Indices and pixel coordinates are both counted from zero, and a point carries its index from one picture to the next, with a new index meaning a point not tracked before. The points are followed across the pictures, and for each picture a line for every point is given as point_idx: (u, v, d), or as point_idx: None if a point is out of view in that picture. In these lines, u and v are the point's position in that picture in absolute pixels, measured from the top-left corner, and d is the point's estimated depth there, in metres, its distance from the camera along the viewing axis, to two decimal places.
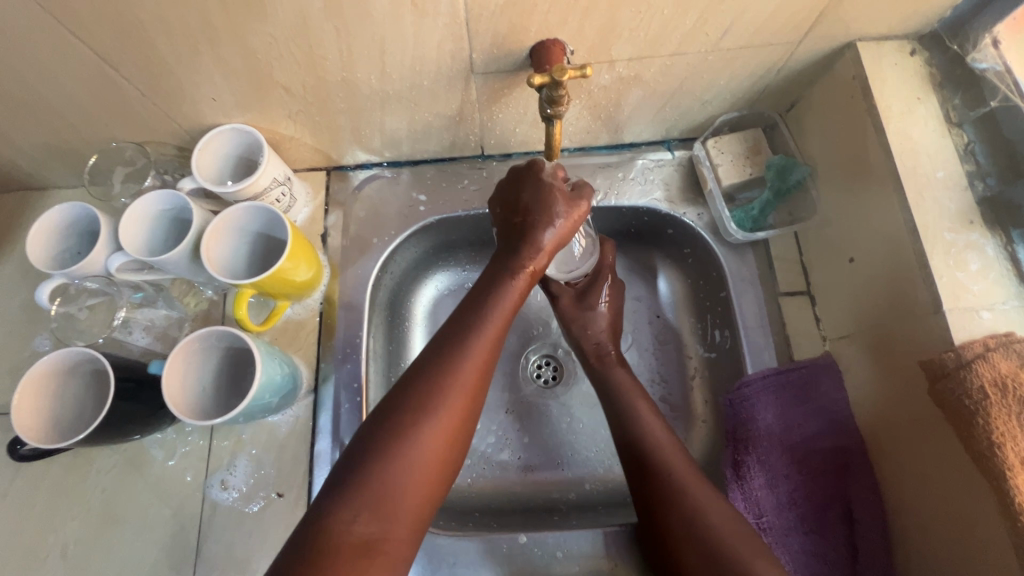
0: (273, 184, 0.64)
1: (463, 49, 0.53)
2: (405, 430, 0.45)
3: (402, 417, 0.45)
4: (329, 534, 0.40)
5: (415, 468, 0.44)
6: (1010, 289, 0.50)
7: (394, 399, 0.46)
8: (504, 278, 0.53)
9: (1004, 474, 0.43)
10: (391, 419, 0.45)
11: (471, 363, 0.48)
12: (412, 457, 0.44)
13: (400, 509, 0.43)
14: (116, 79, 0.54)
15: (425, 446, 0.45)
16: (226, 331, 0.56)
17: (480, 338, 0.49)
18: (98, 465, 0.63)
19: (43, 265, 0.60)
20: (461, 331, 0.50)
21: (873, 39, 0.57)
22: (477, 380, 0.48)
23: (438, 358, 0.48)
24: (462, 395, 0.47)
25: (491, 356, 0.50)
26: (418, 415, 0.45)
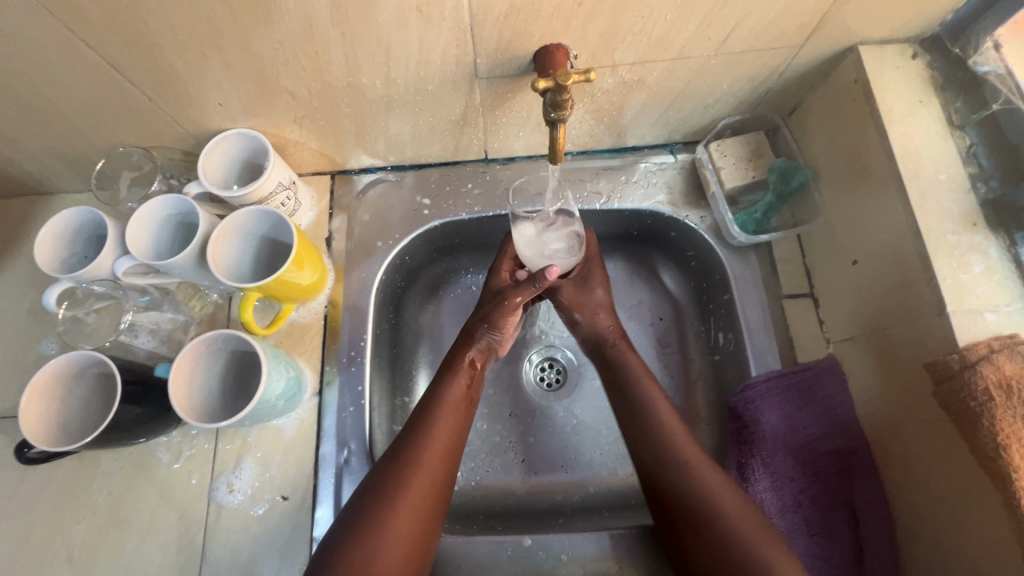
0: (278, 188, 0.64)
1: (467, 54, 0.54)
2: (372, 518, 0.50)
3: (373, 501, 0.51)
4: None
5: (389, 552, 0.49)
6: (1014, 291, 0.50)
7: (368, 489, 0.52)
8: (450, 374, 0.62)
9: (1010, 476, 0.43)
10: (363, 507, 0.51)
11: (434, 449, 0.55)
12: (386, 542, 0.49)
13: None
14: (124, 84, 0.55)
15: (398, 526, 0.50)
16: (232, 334, 0.56)
17: (440, 426, 0.57)
18: (103, 468, 0.63)
19: (51, 268, 0.60)
20: (421, 419, 0.57)
21: (874, 42, 0.58)
22: (441, 464, 0.55)
23: (398, 444, 0.55)
24: (425, 477, 0.54)
25: (452, 442, 0.57)
26: (382, 499, 0.51)
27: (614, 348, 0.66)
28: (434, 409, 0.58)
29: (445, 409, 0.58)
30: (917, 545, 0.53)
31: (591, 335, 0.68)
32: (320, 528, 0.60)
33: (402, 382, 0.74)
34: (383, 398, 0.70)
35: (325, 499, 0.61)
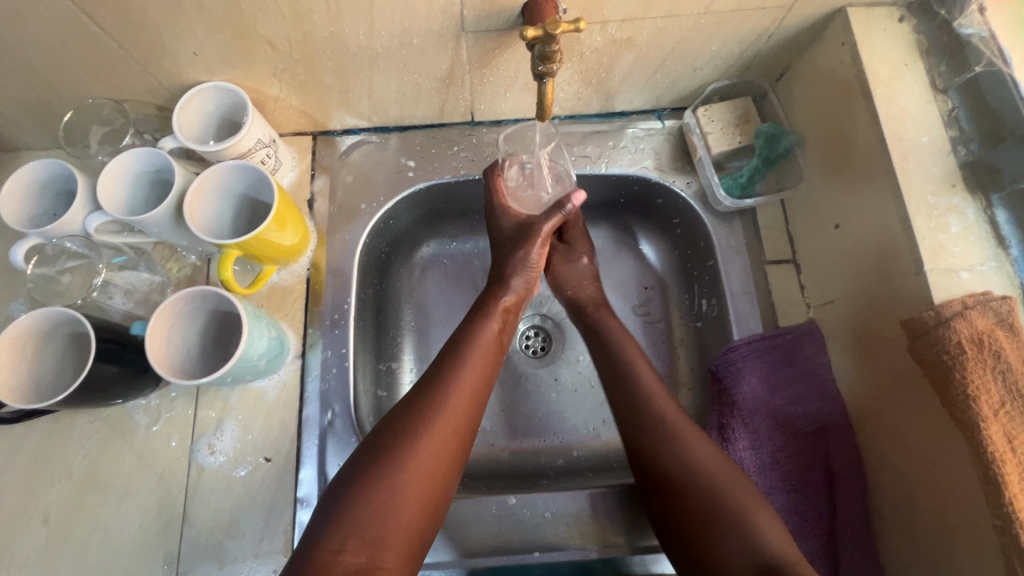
0: (258, 145, 0.63)
1: (454, 5, 0.52)
2: (381, 472, 0.48)
3: (393, 435, 0.50)
4: (320, 561, 0.43)
5: (401, 493, 0.47)
6: (989, 251, 0.51)
7: (385, 429, 0.51)
8: (484, 319, 0.60)
9: (979, 426, 0.44)
10: (366, 463, 0.48)
11: (461, 391, 0.53)
12: (402, 481, 0.48)
13: (388, 533, 0.46)
14: (91, 29, 0.52)
15: (415, 466, 0.48)
16: (211, 291, 0.55)
17: (468, 369, 0.55)
18: (79, 431, 0.61)
19: (17, 222, 0.58)
20: (447, 361, 0.55)
21: (863, 4, 0.58)
22: (466, 409, 0.53)
23: (426, 382, 0.54)
24: (453, 419, 0.52)
25: (479, 388, 0.55)
26: (392, 453, 0.49)
27: (592, 314, 0.67)
28: (463, 351, 0.56)
29: (440, 425, 0.51)
30: (892, 510, 0.54)
31: (573, 300, 0.70)
32: (305, 489, 0.60)
33: (387, 347, 0.74)
34: (367, 362, 0.70)
35: (309, 461, 0.61)
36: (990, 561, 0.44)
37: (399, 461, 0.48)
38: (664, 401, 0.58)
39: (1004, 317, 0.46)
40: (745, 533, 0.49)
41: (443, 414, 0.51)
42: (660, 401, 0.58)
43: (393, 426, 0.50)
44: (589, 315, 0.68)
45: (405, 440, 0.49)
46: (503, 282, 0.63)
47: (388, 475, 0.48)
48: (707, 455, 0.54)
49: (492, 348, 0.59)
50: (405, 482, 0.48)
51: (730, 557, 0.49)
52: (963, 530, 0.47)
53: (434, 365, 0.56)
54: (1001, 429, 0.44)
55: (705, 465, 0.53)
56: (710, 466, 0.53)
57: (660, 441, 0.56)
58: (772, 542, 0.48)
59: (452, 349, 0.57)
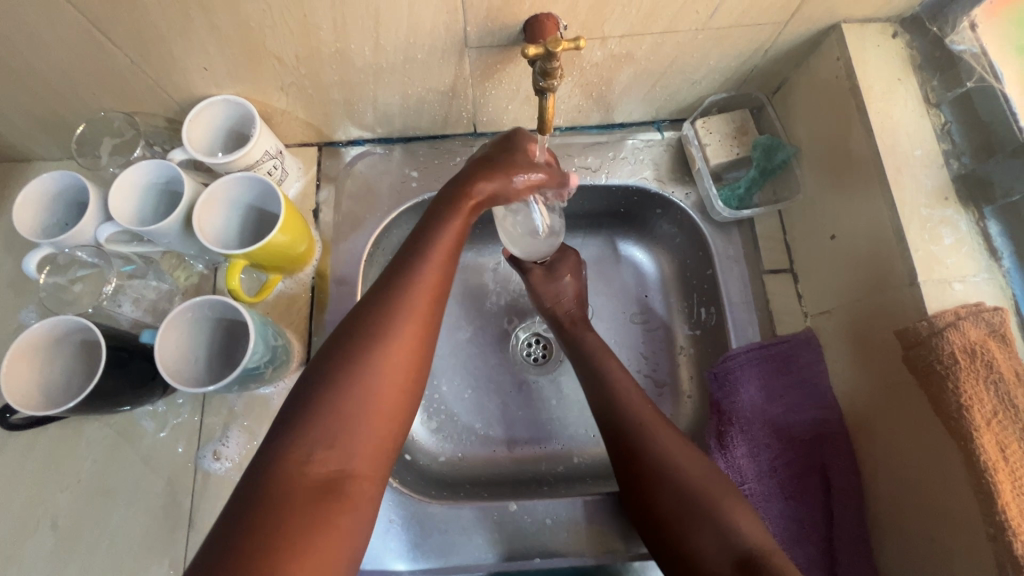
0: (265, 157, 0.64)
1: (458, 22, 0.54)
2: (343, 377, 0.44)
3: (355, 338, 0.45)
4: (287, 471, 0.40)
5: (367, 402, 0.44)
6: (982, 263, 0.52)
7: (345, 331, 0.46)
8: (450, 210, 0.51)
9: (971, 435, 0.45)
10: (327, 367, 0.44)
11: (423, 292, 0.48)
12: (367, 385, 0.44)
13: (355, 442, 0.43)
14: (105, 45, 0.53)
15: (379, 369, 0.44)
16: (219, 300, 0.56)
17: (431, 265, 0.49)
18: (88, 437, 0.63)
19: (30, 232, 0.59)
20: (408, 255, 0.50)
21: (857, 20, 0.59)
22: (428, 309, 0.48)
23: (387, 280, 0.48)
24: (416, 318, 0.47)
25: (442, 286, 0.50)
26: (353, 355, 0.44)
27: (572, 328, 0.70)
28: (426, 249, 0.50)
29: (400, 332, 0.46)
30: (888, 518, 0.55)
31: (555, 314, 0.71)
32: None
33: None
34: None
35: None
36: (982, 567, 0.45)
37: (362, 365, 0.44)
38: (640, 402, 0.61)
39: (996, 328, 0.47)
40: (718, 526, 0.50)
41: (407, 312, 0.47)
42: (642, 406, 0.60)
43: (353, 326, 0.46)
44: (566, 330, 0.70)
45: (363, 348, 0.45)
46: (505, 174, 0.53)
47: (353, 379, 0.44)
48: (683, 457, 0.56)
49: (453, 244, 0.51)
50: (367, 391, 0.44)
51: (708, 547, 0.50)
52: (958, 533, 0.48)
53: (397, 259, 0.50)
54: (993, 438, 0.45)
55: (682, 464, 0.55)
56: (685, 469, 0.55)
57: (639, 442, 0.57)
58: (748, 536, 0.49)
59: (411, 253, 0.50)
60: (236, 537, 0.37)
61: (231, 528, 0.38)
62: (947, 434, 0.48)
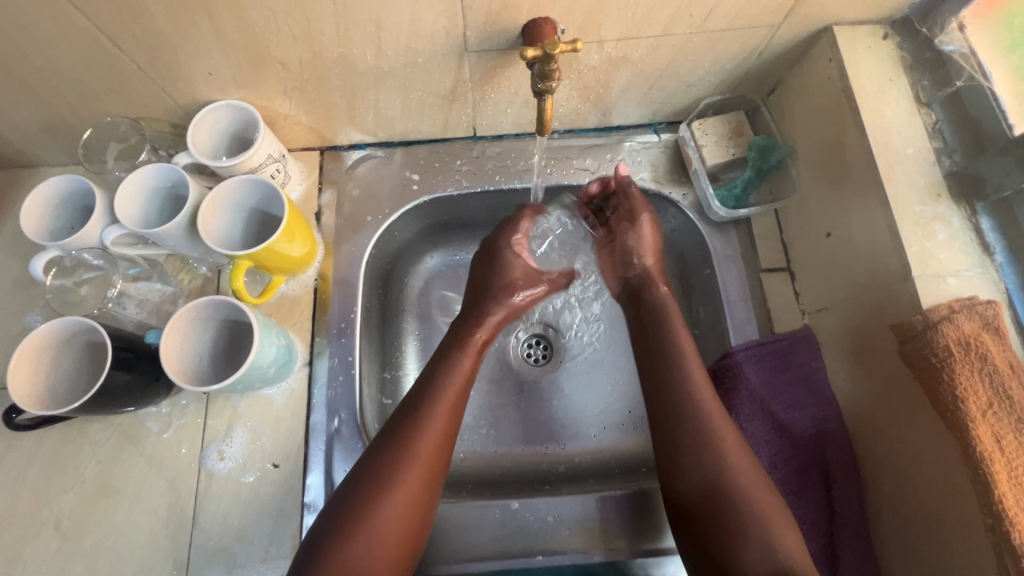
0: (268, 161, 0.65)
1: (457, 26, 0.55)
2: (351, 528, 0.49)
3: (364, 486, 0.51)
4: None
5: (371, 550, 0.48)
6: (974, 258, 0.53)
7: (355, 481, 0.52)
8: (453, 362, 0.60)
9: (968, 426, 0.45)
10: (337, 518, 0.49)
11: (428, 437, 0.54)
12: (369, 550, 0.48)
13: None
14: (112, 51, 0.54)
15: (381, 538, 0.49)
16: (223, 300, 0.57)
17: (434, 414, 0.56)
18: (92, 439, 0.63)
19: (38, 236, 0.60)
20: (415, 405, 0.56)
21: (849, 23, 0.60)
22: (434, 454, 0.54)
23: (395, 429, 0.54)
24: (418, 475, 0.52)
25: (446, 445, 0.55)
26: (362, 508, 0.50)
27: (654, 294, 0.67)
28: (430, 399, 0.57)
29: (412, 466, 0.52)
30: (888, 515, 0.55)
31: (639, 278, 0.69)
32: (312, 494, 0.61)
33: (391, 356, 0.75)
34: (373, 371, 0.71)
35: (316, 467, 0.62)
36: (981, 557, 0.46)
37: (368, 519, 0.49)
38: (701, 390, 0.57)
39: (989, 321, 0.48)
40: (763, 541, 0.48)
41: (412, 467, 0.52)
42: (708, 401, 0.56)
43: (362, 474, 0.52)
44: (648, 296, 0.67)
45: (377, 480, 0.51)
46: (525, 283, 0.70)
47: (361, 528, 0.49)
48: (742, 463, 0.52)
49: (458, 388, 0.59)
50: (383, 522, 0.49)
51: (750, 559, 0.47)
52: (955, 527, 0.48)
53: (405, 410, 0.56)
54: (989, 428, 0.45)
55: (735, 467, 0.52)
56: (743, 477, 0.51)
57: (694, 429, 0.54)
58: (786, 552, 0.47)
59: (422, 393, 0.57)
60: None
61: None
62: (944, 428, 0.48)
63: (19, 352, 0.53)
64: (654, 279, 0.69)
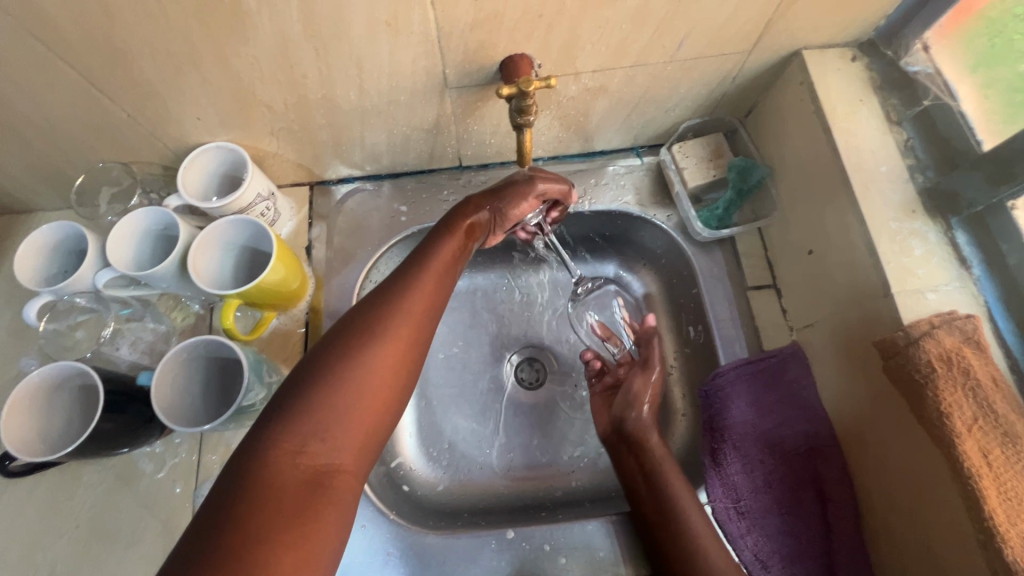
0: (258, 199, 0.66)
1: (436, 65, 0.57)
2: (341, 360, 0.46)
3: (356, 324, 0.49)
4: (272, 460, 0.41)
5: (360, 388, 0.45)
6: (952, 272, 0.54)
7: (345, 324, 0.49)
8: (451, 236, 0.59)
9: (953, 441, 0.45)
10: (321, 355, 0.46)
11: (422, 288, 0.53)
12: (357, 384, 0.45)
13: (339, 420, 0.44)
14: (102, 101, 0.56)
15: (369, 371, 0.46)
16: (214, 339, 0.57)
17: (429, 271, 0.55)
18: (86, 481, 0.63)
19: (33, 284, 0.62)
20: (410, 267, 0.55)
21: (817, 47, 0.62)
22: (427, 304, 0.53)
23: (387, 284, 0.53)
24: (408, 319, 0.50)
25: (437, 299, 0.54)
26: (354, 343, 0.47)
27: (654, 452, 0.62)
28: (426, 263, 0.56)
29: (403, 315, 0.50)
30: (884, 532, 0.55)
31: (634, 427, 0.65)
32: None
33: None
34: None
35: None
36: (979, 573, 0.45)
37: (359, 354, 0.46)
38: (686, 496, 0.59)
39: (969, 335, 0.49)
40: None
41: (402, 319, 0.50)
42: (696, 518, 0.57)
43: (352, 317, 0.50)
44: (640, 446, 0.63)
45: (370, 323, 0.49)
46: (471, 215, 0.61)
47: (345, 360, 0.46)
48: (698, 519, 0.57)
49: (450, 260, 0.57)
50: (362, 373, 0.46)
51: None
52: (952, 543, 0.48)
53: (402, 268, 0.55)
54: (975, 444, 0.45)
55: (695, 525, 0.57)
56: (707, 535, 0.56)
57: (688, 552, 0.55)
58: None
59: (409, 269, 0.55)
60: (215, 541, 0.36)
61: (211, 522, 0.37)
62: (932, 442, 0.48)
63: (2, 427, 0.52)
64: (646, 430, 0.64)
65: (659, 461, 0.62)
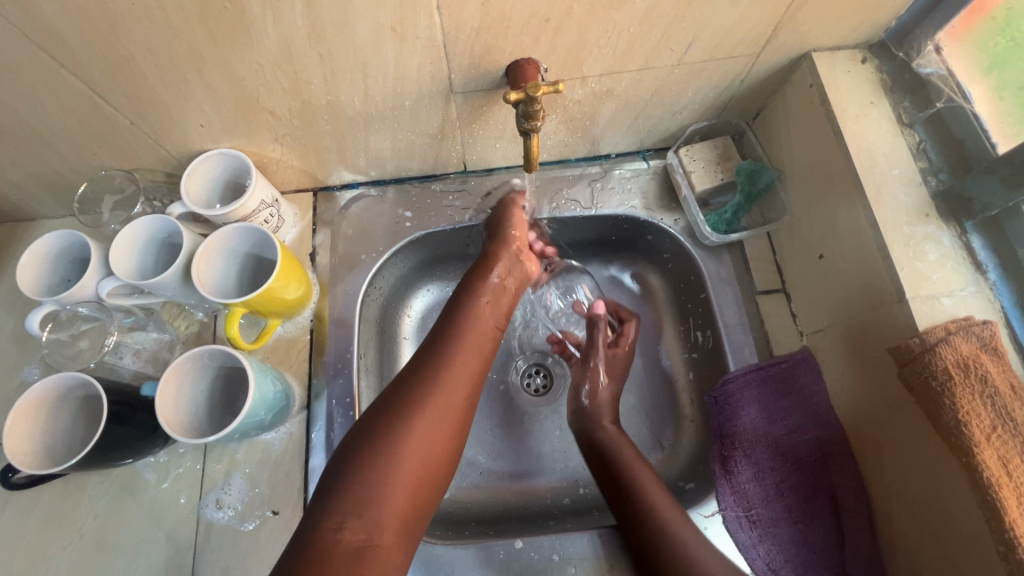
0: (262, 206, 0.66)
1: (442, 70, 0.56)
2: (389, 431, 0.48)
3: (404, 393, 0.51)
4: (318, 533, 0.42)
5: (404, 463, 0.47)
6: (968, 277, 0.53)
7: (393, 393, 0.51)
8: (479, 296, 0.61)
9: (972, 450, 0.44)
10: (374, 421, 0.49)
11: (463, 355, 0.55)
12: (402, 458, 0.47)
13: (382, 494, 0.45)
14: (105, 109, 0.56)
15: (411, 442, 0.48)
16: (218, 348, 0.57)
17: (467, 337, 0.57)
18: (90, 492, 0.62)
19: (34, 291, 0.61)
20: (450, 330, 0.57)
21: (826, 49, 0.61)
22: (469, 373, 0.55)
23: (430, 351, 0.55)
24: (450, 392, 0.52)
25: (478, 367, 0.56)
26: (403, 414, 0.49)
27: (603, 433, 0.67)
28: (463, 325, 0.58)
29: (446, 386, 0.52)
30: (899, 542, 0.54)
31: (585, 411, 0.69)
32: None
33: None
34: None
35: None
36: None
37: (404, 426, 0.48)
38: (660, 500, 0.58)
39: (986, 342, 0.48)
40: None
41: (444, 390, 0.52)
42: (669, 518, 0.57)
43: (400, 387, 0.52)
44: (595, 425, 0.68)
45: (415, 394, 0.51)
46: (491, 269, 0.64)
47: (391, 432, 0.48)
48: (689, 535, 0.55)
49: (484, 321, 0.60)
50: (410, 447, 0.48)
51: None
52: (970, 555, 0.47)
53: (441, 331, 0.58)
54: (994, 453, 0.44)
55: (689, 543, 0.55)
56: (701, 551, 0.54)
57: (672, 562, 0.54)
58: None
59: (445, 337, 0.56)
60: None
61: None
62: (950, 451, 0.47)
63: (9, 451, 0.52)
64: (600, 412, 0.69)
65: (613, 437, 0.66)
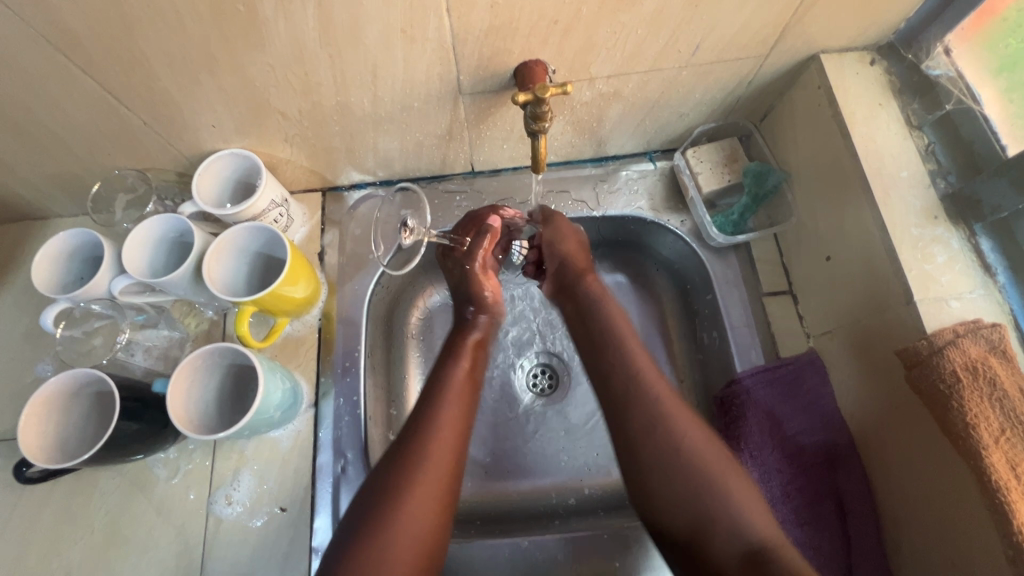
0: (271, 206, 0.66)
1: (451, 72, 0.56)
2: (376, 519, 0.48)
3: (388, 474, 0.51)
4: None
5: (399, 547, 0.48)
6: (977, 279, 0.53)
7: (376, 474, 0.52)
8: (456, 359, 0.62)
9: (980, 454, 0.44)
10: (366, 505, 0.50)
11: (445, 425, 0.55)
12: (394, 545, 0.48)
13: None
14: (119, 109, 0.56)
15: (403, 528, 0.48)
16: (228, 346, 0.57)
17: (450, 403, 0.57)
18: (101, 488, 0.63)
19: (48, 289, 0.62)
20: (428, 396, 0.57)
21: (835, 51, 0.61)
22: (454, 442, 0.55)
23: (409, 424, 0.55)
24: (435, 469, 0.52)
25: (460, 432, 0.56)
26: (387, 499, 0.49)
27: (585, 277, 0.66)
28: (441, 392, 0.58)
29: (432, 461, 0.52)
30: (907, 547, 0.54)
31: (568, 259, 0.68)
32: (320, 537, 0.61)
33: (396, 392, 0.76)
34: (378, 409, 0.72)
35: (323, 509, 0.62)
36: None
37: (392, 514, 0.49)
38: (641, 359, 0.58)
39: (995, 345, 0.48)
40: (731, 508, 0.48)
41: (428, 465, 0.52)
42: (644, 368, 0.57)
43: (385, 467, 0.52)
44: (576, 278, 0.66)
45: (399, 475, 0.51)
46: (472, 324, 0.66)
47: (379, 522, 0.48)
48: (689, 425, 0.52)
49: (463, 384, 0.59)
50: (399, 531, 0.48)
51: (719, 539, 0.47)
52: (978, 563, 0.47)
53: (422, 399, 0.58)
54: (1003, 456, 0.44)
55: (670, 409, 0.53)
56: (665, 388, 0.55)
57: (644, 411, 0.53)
58: (758, 528, 0.47)
59: (425, 404, 0.56)
60: None
61: None
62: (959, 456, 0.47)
63: (23, 447, 0.53)
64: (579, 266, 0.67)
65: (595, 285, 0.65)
